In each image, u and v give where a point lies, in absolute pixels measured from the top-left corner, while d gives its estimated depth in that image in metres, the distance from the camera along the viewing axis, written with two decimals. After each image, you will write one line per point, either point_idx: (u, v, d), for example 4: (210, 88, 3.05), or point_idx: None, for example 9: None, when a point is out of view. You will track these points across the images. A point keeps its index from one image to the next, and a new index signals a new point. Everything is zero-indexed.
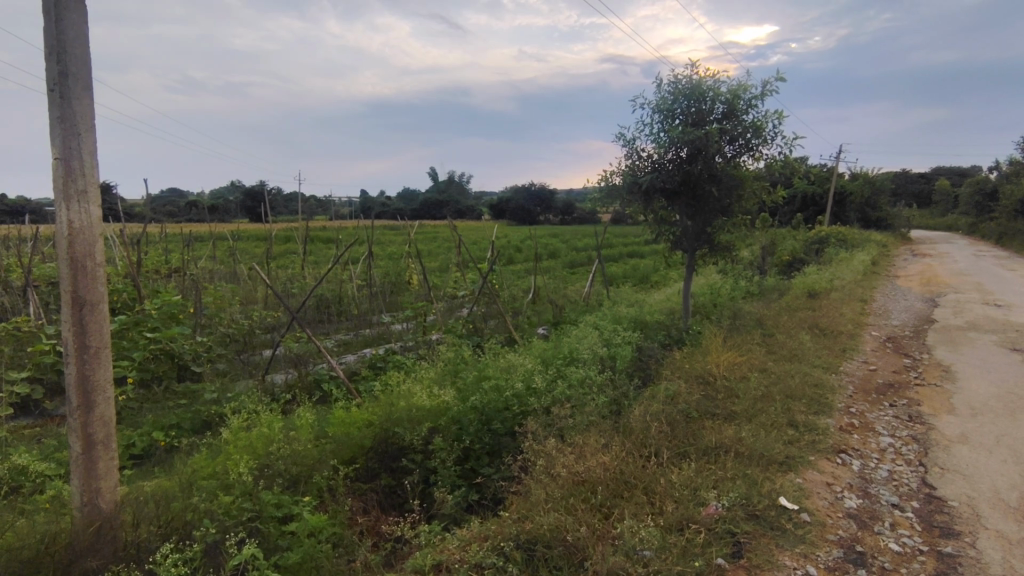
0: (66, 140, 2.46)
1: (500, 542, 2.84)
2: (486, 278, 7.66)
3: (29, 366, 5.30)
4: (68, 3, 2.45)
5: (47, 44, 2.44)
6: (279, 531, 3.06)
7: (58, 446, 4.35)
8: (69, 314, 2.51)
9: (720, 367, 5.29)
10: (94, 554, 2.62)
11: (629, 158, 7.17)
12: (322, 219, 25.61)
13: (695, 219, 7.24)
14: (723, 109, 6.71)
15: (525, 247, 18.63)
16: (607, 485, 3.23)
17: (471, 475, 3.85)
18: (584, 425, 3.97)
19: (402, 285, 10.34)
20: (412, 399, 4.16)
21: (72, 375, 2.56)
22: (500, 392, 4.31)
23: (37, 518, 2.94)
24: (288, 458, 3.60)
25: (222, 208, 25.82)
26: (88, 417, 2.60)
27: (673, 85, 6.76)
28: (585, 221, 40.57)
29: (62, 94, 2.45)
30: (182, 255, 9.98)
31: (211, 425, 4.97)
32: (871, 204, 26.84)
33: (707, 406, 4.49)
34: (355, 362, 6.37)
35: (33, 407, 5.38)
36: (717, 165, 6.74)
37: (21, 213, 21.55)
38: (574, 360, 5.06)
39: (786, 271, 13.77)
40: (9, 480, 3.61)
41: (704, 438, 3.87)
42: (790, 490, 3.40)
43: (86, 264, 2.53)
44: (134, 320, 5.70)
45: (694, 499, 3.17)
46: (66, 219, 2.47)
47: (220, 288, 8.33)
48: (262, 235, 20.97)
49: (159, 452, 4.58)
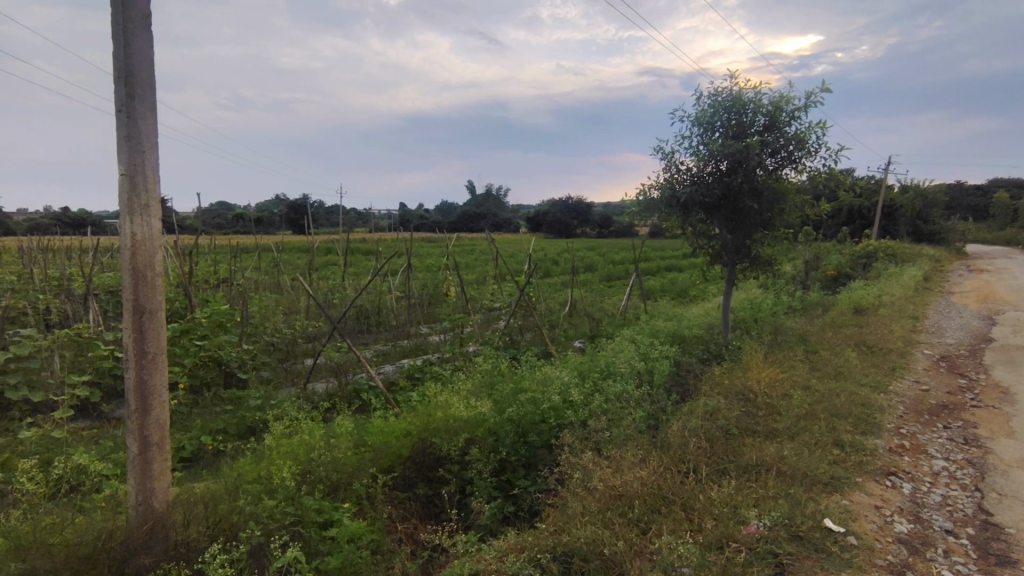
0: (131, 157, 2.62)
1: (537, 554, 2.84)
2: (524, 291, 7.71)
3: (89, 370, 5.58)
4: (135, 29, 2.60)
5: (117, 68, 2.60)
6: (320, 535, 3.15)
7: (114, 448, 4.56)
8: (129, 321, 2.66)
9: (761, 384, 5.19)
10: (146, 552, 2.72)
11: (667, 171, 7.13)
12: (363, 230, 26.21)
13: (735, 233, 7.11)
14: (764, 121, 6.62)
15: (562, 259, 18.64)
16: (644, 500, 3.22)
17: (507, 487, 3.88)
18: (621, 439, 3.96)
19: (440, 297, 10.48)
20: (449, 409, 4.22)
21: (131, 379, 2.70)
22: (537, 404, 4.34)
23: (95, 515, 3.05)
24: (329, 464, 3.67)
25: (269, 220, 26.73)
26: (144, 419, 2.74)
27: (713, 97, 6.73)
28: (621, 234, 40.40)
29: (128, 114, 2.61)
30: (231, 266, 10.40)
31: (255, 431, 5.13)
32: (922, 217, 25.93)
33: (747, 423, 4.41)
34: (394, 372, 6.47)
35: (92, 409, 5.66)
36: (757, 178, 6.62)
37: (84, 226, 22.87)
38: (611, 374, 5.03)
39: (831, 287, 13.38)
40: (70, 478, 3.79)
41: (744, 456, 3.81)
42: (835, 512, 3.27)
43: (146, 275, 2.67)
44: (185, 328, 5.94)
45: (735, 518, 3.11)
46: (129, 231, 2.62)
47: (265, 298, 8.63)
48: (306, 247, 21.61)
49: (207, 456, 4.76)
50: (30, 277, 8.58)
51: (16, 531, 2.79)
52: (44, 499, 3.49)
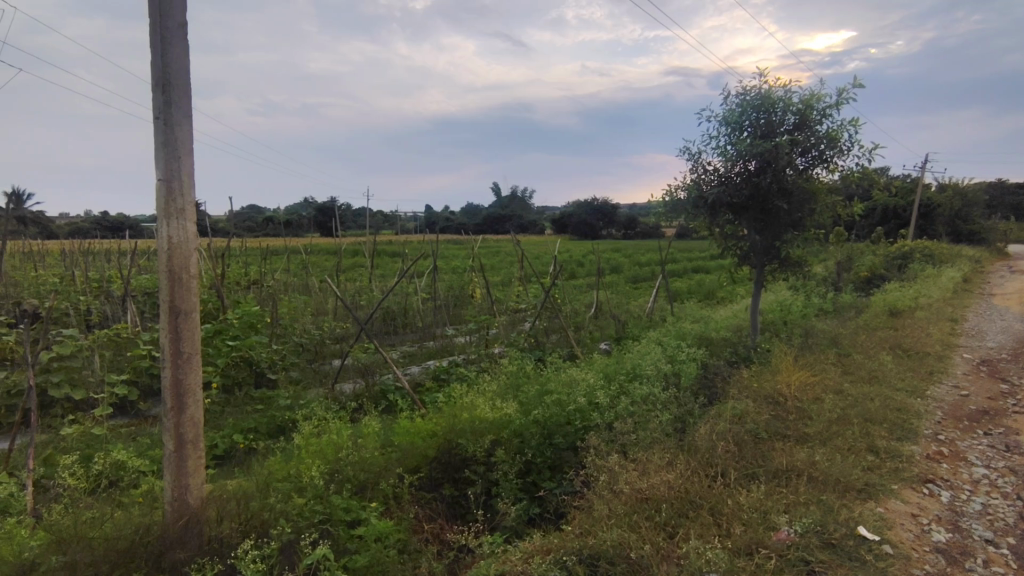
0: (168, 163, 2.70)
1: (563, 556, 2.83)
2: (549, 293, 7.70)
3: (127, 369, 5.75)
4: (172, 38, 2.68)
5: (155, 76, 2.68)
6: (348, 534, 3.19)
7: (151, 445, 4.70)
8: (166, 322, 2.74)
9: (791, 388, 5.09)
10: (182, 546, 2.80)
11: (694, 171, 7.05)
12: (389, 232, 26.50)
13: (764, 234, 6.98)
14: (794, 120, 6.50)
15: (587, 261, 18.56)
16: (672, 504, 3.19)
17: (533, 488, 3.89)
18: (647, 442, 3.93)
19: (466, 298, 10.53)
20: (475, 411, 4.24)
21: (167, 379, 2.78)
22: (563, 406, 4.34)
23: (132, 510, 3.14)
24: (357, 464, 3.72)
25: (297, 223, 27.20)
26: (179, 418, 2.82)
27: (741, 97, 6.64)
28: (648, 236, 40.05)
29: (165, 121, 2.69)
30: (262, 268, 10.62)
31: (285, 430, 5.23)
32: (961, 216, 25.12)
33: (777, 427, 4.34)
34: (420, 373, 6.53)
35: (129, 407, 5.83)
36: (787, 178, 6.51)
37: (122, 230, 23.60)
38: (637, 377, 4.99)
39: (864, 289, 13.06)
40: (110, 474, 3.91)
41: (774, 460, 3.75)
42: (870, 520, 3.19)
43: (181, 277, 2.75)
44: (218, 329, 6.10)
45: (764, 523, 3.06)
46: (166, 235, 2.71)
47: (295, 299, 8.79)
48: (334, 249, 21.93)
49: (239, 454, 4.87)
50: (72, 279, 8.89)
51: (58, 525, 2.90)
52: (85, 493, 3.61)
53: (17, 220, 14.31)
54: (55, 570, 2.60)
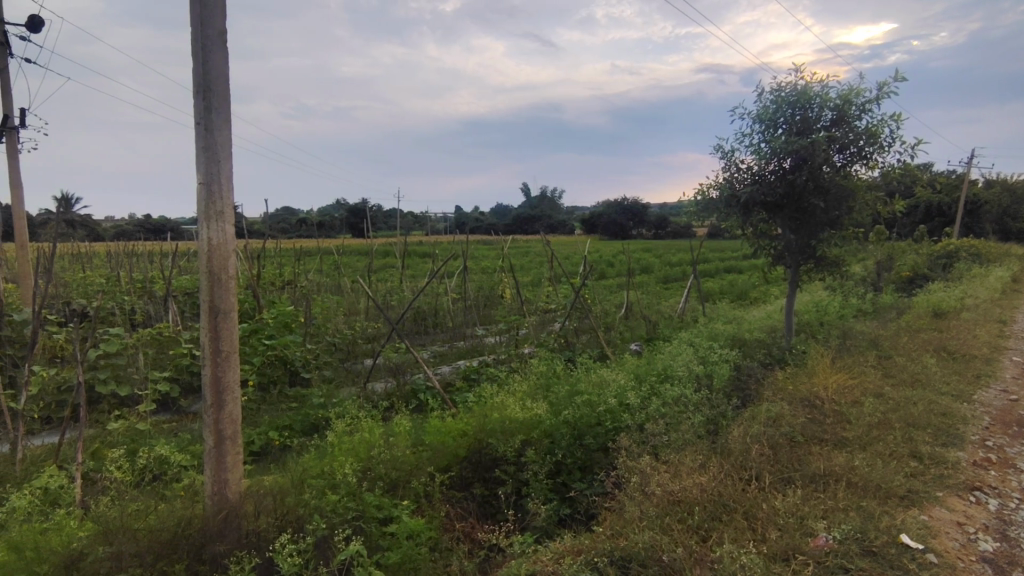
0: (208, 166, 2.78)
1: (594, 557, 2.81)
2: (579, 293, 7.67)
3: (169, 367, 5.94)
4: (212, 45, 2.76)
5: (196, 82, 2.77)
6: (381, 531, 3.24)
7: (191, 440, 4.85)
8: (206, 321, 2.83)
9: (828, 390, 4.97)
10: (221, 539, 2.89)
11: (726, 170, 6.94)
12: (419, 233, 26.74)
13: (799, 233, 6.82)
14: (832, 116, 6.34)
15: (617, 261, 18.42)
16: (705, 507, 3.15)
17: (563, 489, 3.88)
18: (679, 443, 3.89)
19: (496, 298, 10.57)
20: (505, 411, 4.26)
21: (207, 376, 2.87)
22: (593, 406, 4.33)
23: (174, 503, 3.24)
24: (389, 462, 3.76)
25: (330, 224, 27.69)
26: (219, 414, 2.90)
27: (775, 93, 6.50)
28: (679, 235, 39.52)
29: (206, 126, 2.77)
30: (296, 268, 10.85)
31: (318, 428, 5.32)
32: (1010, 213, 24.11)
33: (814, 430, 4.23)
34: (450, 373, 6.57)
35: (171, 404, 6.03)
36: (824, 175, 6.35)
37: (164, 232, 24.42)
38: (668, 378, 4.94)
39: (906, 289, 12.64)
40: (153, 468, 4.05)
41: (811, 464, 3.67)
42: (913, 528, 3.08)
43: (220, 277, 2.83)
44: (254, 328, 6.26)
45: (801, 529, 2.99)
46: (206, 236, 2.79)
47: (328, 300, 8.96)
48: (366, 250, 22.27)
49: (275, 450, 4.98)
50: (117, 279, 9.21)
51: (105, 517, 3.02)
52: (130, 486, 3.75)
53: (66, 222, 14.90)
54: (103, 560, 2.70)
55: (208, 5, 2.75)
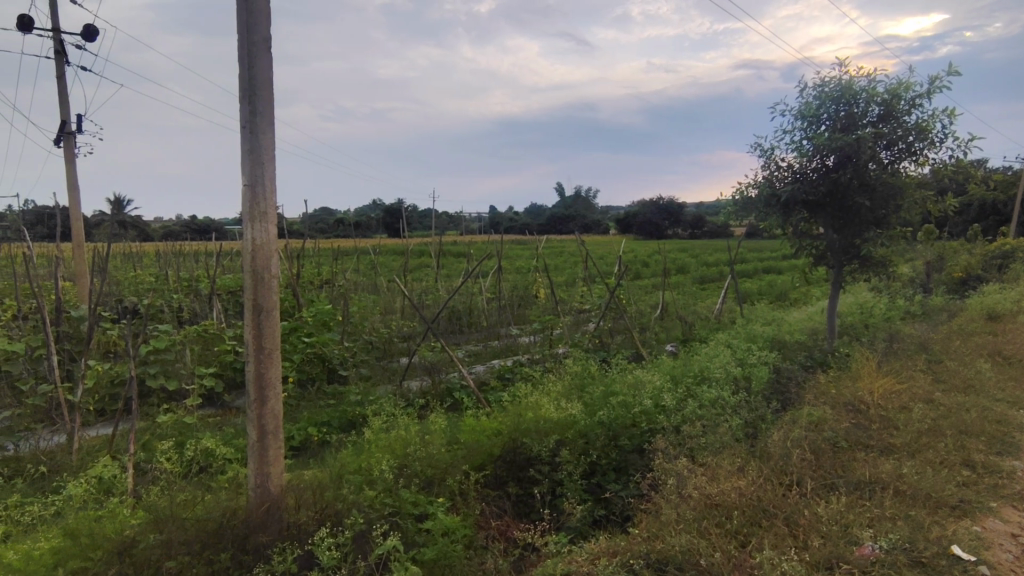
0: (253, 169, 2.87)
1: (630, 560, 2.79)
2: (614, 293, 7.61)
3: (215, 363, 6.15)
4: (258, 51, 2.84)
5: (242, 88, 2.86)
6: (417, 527, 3.28)
7: (235, 434, 5.00)
8: (250, 318, 2.92)
9: (874, 395, 4.81)
10: (264, 531, 2.97)
11: (766, 169, 6.78)
12: (454, 233, 26.95)
13: (842, 233, 6.61)
14: (879, 111, 6.13)
15: (653, 261, 18.20)
16: (743, 511, 3.09)
17: (598, 490, 3.86)
18: (716, 446, 3.82)
19: (530, 298, 10.58)
20: (540, 411, 4.25)
21: (251, 371, 2.96)
22: (628, 408, 4.30)
23: (220, 495, 3.35)
24: (424, 459, 3.80)
25: (367, 225, 28.15)
26: (261, 409, 2.98)
27: (819, 89, 6.33)
28: (716, 235, 38.78)
29: (251, 130, 2.85)
30: (334, 267, 11.07)
31: (356, 425, 5.42)
32: None
33: (858, 436, 4.10)
34: (484, 372, 6.60)
35: (216, 399, 6.24)
36: (870, 172, 6.15)
37: (209, 232, 25.26)
38: (705, 379, 4.86)
39: (958, 290, 12.11)
40: (200, 460, 4.20)
41: (856, 471, 3.56)
42: (965, 539, 2.95)
43: (264, 276, 2.91)
44: (294, 327, 6.43)
45: (846, 537, 2.91)
46: (250, 236, 2.87)
47: (365, 298, 9.12)
48: (401, 250, 22.61)
49: (314, 446, 5.10)
50: (166, 278, 9.57)
51: (156, 506, 3.14)
52: (178, 477, 3.89)
53: (119, 224, 15.56)
54: (153, 547, 2.81)
55: (254, 13, 2.83)
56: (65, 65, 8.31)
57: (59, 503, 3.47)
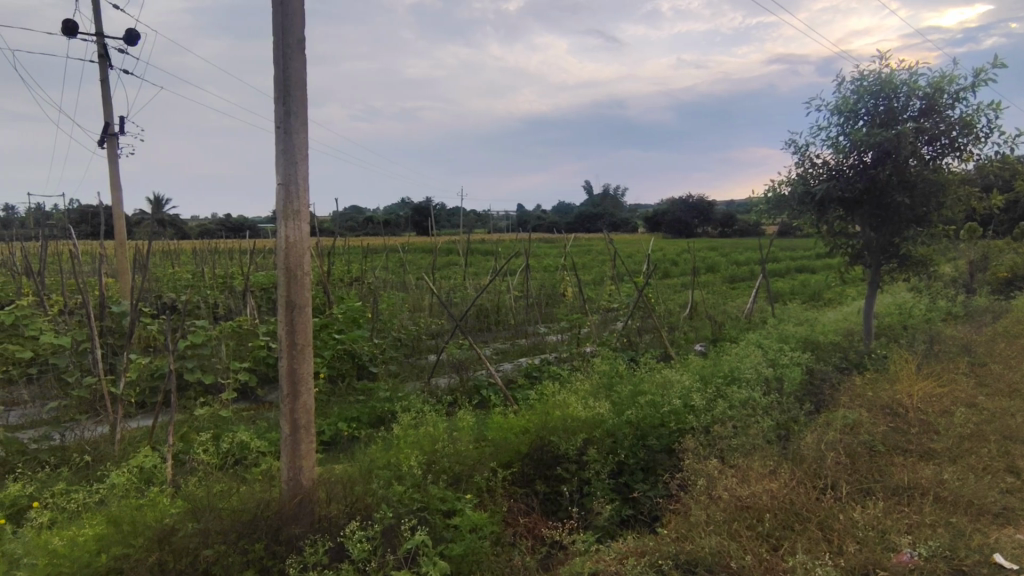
0: (287, 168, 2.92)
1: (659, 560, 2.77)
2: (642, 292, 7.54)
3: (249, 358, 6.29)
4: (292, 53, 2.90)
5: (277, 89, 2.92)
6: (445, 522, 3.31)
7: (268, 428, 5.12)
8: (283, 315, 2.98)
9: (913, 399, 4.66)
10: (296, 522, 3.04)
11: (800, 165, 6.63)
12: (482, 231, 27.03)
13: (880, 231, 6.42)
14: (920, 105, 5.95)
15: (682, 260, 17.97)
16: (775, 514, 3.04)
17: (626, 489, 3.85)
18: (747, 448, 3.77)
19: (557, 296, 10.55)
20: (567, 409, 4.24)
21: (284, 366, 3.02)
22: (657, 407, 4.26)
23: (254, 486, 3.43)
24: (452, 456, 3.82)
25: (395, 223, 28.44)
26: (294, 404, 3.04)
27: (857, 83, 6.16)
28: (747, 233, 38.07)
29: (285, 130, 2.91)
30: (363, 265, 11.22)
31: (384, 421, 5.48)
32: None
33: (896, 440, 3.99)
34: (512, 370, 6.60)
35: (250, 393, 6.39)
36: (910, 169, 5.97)
37: (243, 231, 25.85)
38: (735, 380, 4.78)
39: (1003, 291, 11.66)
40: (235, 453, 4.31)
41: (893, 476, 3.46)
42: (1008, 547, 2.83)
43: (297, 273, 2.98)
44: (324, 323, 6.54)
45: (882, 543, 2.83)
46: (284, 234, 2.94)
47: (394, 296, 9.22)
48: (429, 248, 22.80)
49: (343, 441, 5.19)
50: (202, 274, 9.82)
51: (194, 496, 3.23)
52: (215, 469, 4.00)
53: (158, 222, 16.02)
54: (191, 536, 2.89)
55: (289, 15, 2.89)
56: (108, 68, 8.59)
57: (102, 491, 3.60)
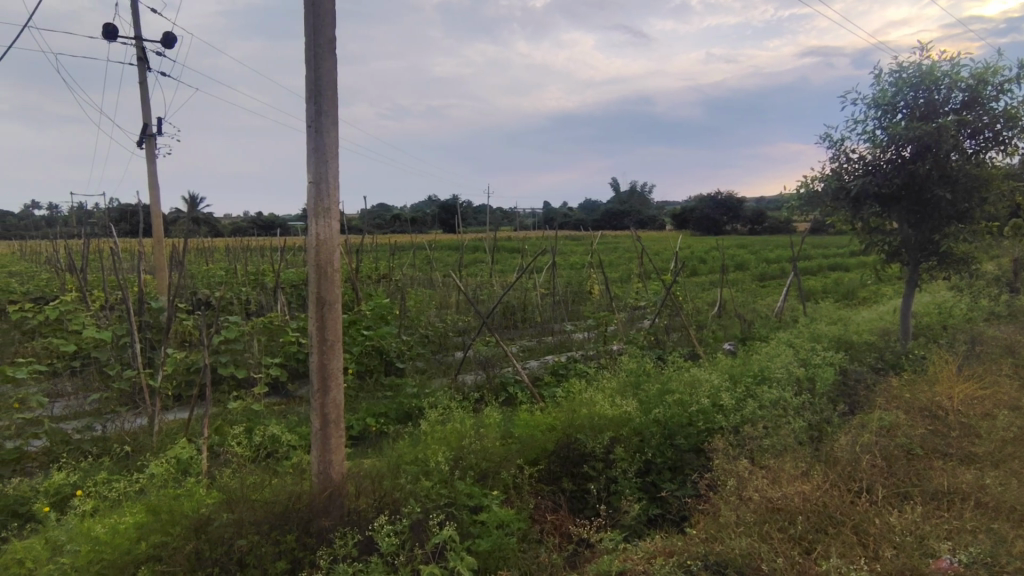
0: (318, 166, 2.97)
1: (688, 560, 2.75)
2: (670, 289, 7.46)
3: (280, 354, 6.42)
4: (323, 53, 2.94)
5: (308, 89, 2.96)
6: (472, 518, 3.33)
7: (299, 422, 5.21)
8: (314, 311, 3.03)
9: (953, 401, 4.51)
10: (327, 515, 3.09)
11: (835, 161, 6.47)
12: (508, 228, 27.03)
13: (919, 227, 6.23)
14: (962, 98, 5.75)
15: (711, 257, 17.72)
16: (808, 517, 2.98)
17: (653, 489, 3.83)
18: (778, 449, 3.71)
19: (584, 294, 10.51)
20: (594, 407, 4.22)
21: (314, 362, 3.07)
22: (685, 406, 4.22)
23: (286, 479, 3.50)
24: (479, 452, 3.84)
25: (422, 220, 28.66)
26: (324, 398, 3.09)
27: (895, 75, 5.98)
28: (778, 230, 37.33)
29: (316, 129, 2.95)
30: (391, 262, 11.35)
31: (412, 416, 5.54)
32: None
33: (935, 443, 3.87)
34: (538, 368, 6.59)
35: (281, 388, 6.52)
36: (951, 163, 5.78)
37: (274, 229, 26.39)
38: (766, 379, 4.70)
39: None
40: (267, 446, 4.41)
41: (932, 480, 3.36)
42: None
43: (327, 270, 3.02)
44: (353, 320, 6.63)
45: (920, 549, 2.75)
46: (315, 231, 2.98)
47: (421, 293, 9.30)
48: (456, 246, 22.93)
49: (372, 436, 5.26)
50: (235, 271, 10.05)
51: (229, 487, 3.31)
52: (248, 461, 4.10)
53: (194, 220, 16.46)
54: (225, 525, 2.97)
55: (320, 15, 2.94)
56: (147, 71, 8.84)
57: (142, 481, 3.72)
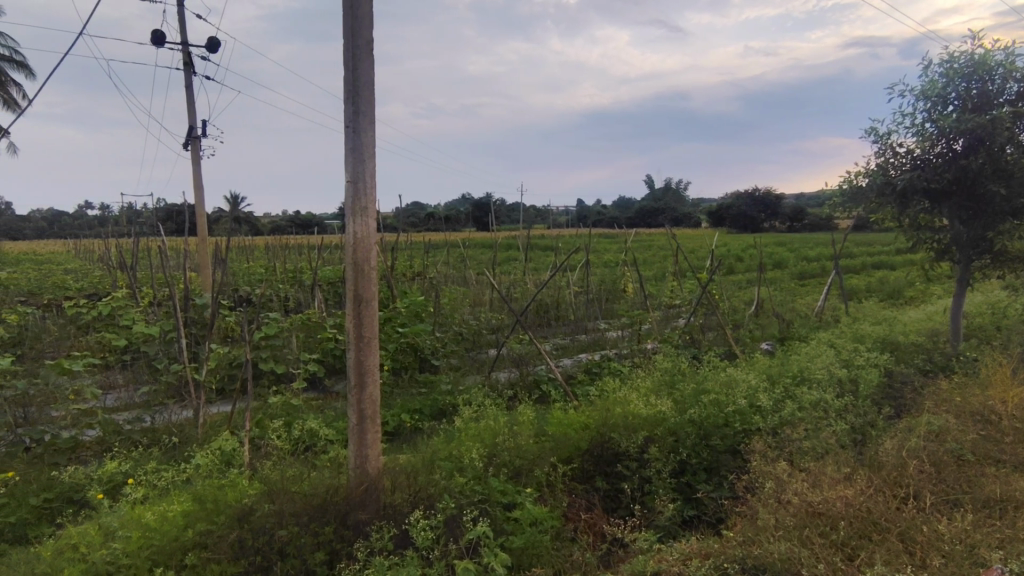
0: (356, 165, 3.02)
1: (725, 563, 2.71)
2: (706, 288, 7.34)
3: (318, 350, 6.56)
4: (360, 54, 2.98)
5: (347, 89, 3.01)
6: (505, 515, 3.35)
7: (336, 417, 5.32)
8: (351, 308, 3.09)
9: (1007, 405, 4.31)
10: (363, 508, 3.15)
11: (880, 155, 6.25)
12: (540, 227, 27.00)
13: (971, 224, 5.96)
14: (1018, 88, 5.50)
15: (748, 255, 17.37)
16: (851, 523, 2.90)
17: (688, 490, 3.78)
18: (818, 451, 3.62)
19: (617, 292, 10.42)
20: (628, 406, 4.18)
21: (352, 359, 3.14)
22: (721, 406, 4.14)
23: (323, 472, 3.57)
24: (512, 450, 3.85)
25: (456, 219, 28.86)
26: (361, 394, 3.15)
27: (946, 65, 5.75)
28: (819, 227, 36.30)
29: (353, 129, 3.01)
30: (425, 260, 11.47)
31: (446, 413, 5.60)
32: None
33: (988, 449, 3.70)
34: (572, 366, 6.58)
35: (318, 383, 6.66)
36: (1006, 157, 5.54)
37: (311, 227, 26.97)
38: (805, 380, 4.58)
39: None
40: (306, 440, 4.51)
41: (984, 487, 3.22)
42: None
43: (364, 267, 3.07)
44: (388, 317, 6.72)
45: (971, 558, 2.64)
46: (353, 230, 3.04)
47: (455, 291, 9.37)
48: (489, 244, 23.01)
49: (407, 431, 5.33)
50: (274, 269, 10.31)
51: (270, 479, 3.41)
52: (287, 455, 4.20)
53: (235, 220, 16.95)
54: (267, 516, 3.05)
55: (358, 17, 2.98)
56: (192, 75, 9.13)
57: (188, 472, 3.85)
